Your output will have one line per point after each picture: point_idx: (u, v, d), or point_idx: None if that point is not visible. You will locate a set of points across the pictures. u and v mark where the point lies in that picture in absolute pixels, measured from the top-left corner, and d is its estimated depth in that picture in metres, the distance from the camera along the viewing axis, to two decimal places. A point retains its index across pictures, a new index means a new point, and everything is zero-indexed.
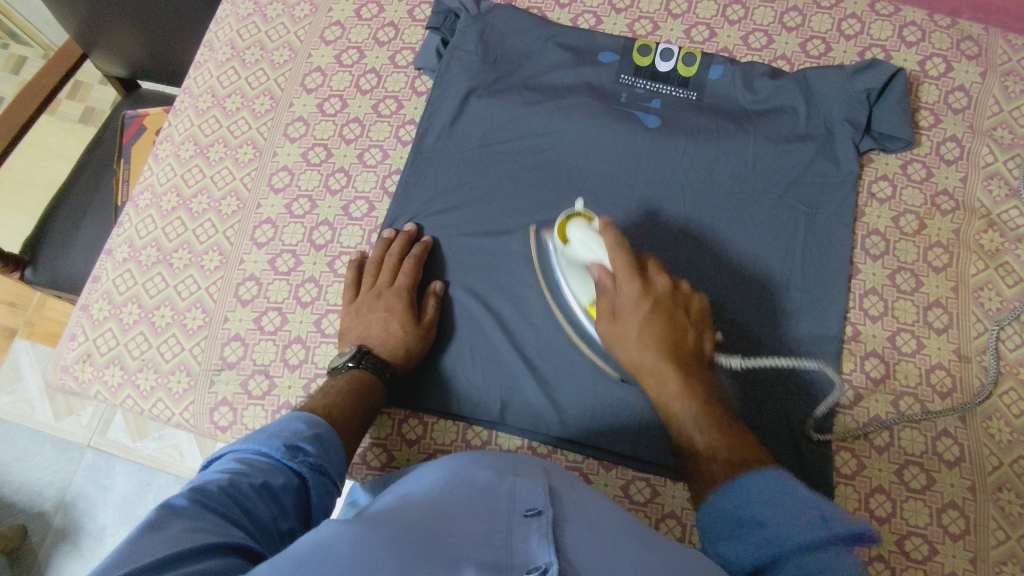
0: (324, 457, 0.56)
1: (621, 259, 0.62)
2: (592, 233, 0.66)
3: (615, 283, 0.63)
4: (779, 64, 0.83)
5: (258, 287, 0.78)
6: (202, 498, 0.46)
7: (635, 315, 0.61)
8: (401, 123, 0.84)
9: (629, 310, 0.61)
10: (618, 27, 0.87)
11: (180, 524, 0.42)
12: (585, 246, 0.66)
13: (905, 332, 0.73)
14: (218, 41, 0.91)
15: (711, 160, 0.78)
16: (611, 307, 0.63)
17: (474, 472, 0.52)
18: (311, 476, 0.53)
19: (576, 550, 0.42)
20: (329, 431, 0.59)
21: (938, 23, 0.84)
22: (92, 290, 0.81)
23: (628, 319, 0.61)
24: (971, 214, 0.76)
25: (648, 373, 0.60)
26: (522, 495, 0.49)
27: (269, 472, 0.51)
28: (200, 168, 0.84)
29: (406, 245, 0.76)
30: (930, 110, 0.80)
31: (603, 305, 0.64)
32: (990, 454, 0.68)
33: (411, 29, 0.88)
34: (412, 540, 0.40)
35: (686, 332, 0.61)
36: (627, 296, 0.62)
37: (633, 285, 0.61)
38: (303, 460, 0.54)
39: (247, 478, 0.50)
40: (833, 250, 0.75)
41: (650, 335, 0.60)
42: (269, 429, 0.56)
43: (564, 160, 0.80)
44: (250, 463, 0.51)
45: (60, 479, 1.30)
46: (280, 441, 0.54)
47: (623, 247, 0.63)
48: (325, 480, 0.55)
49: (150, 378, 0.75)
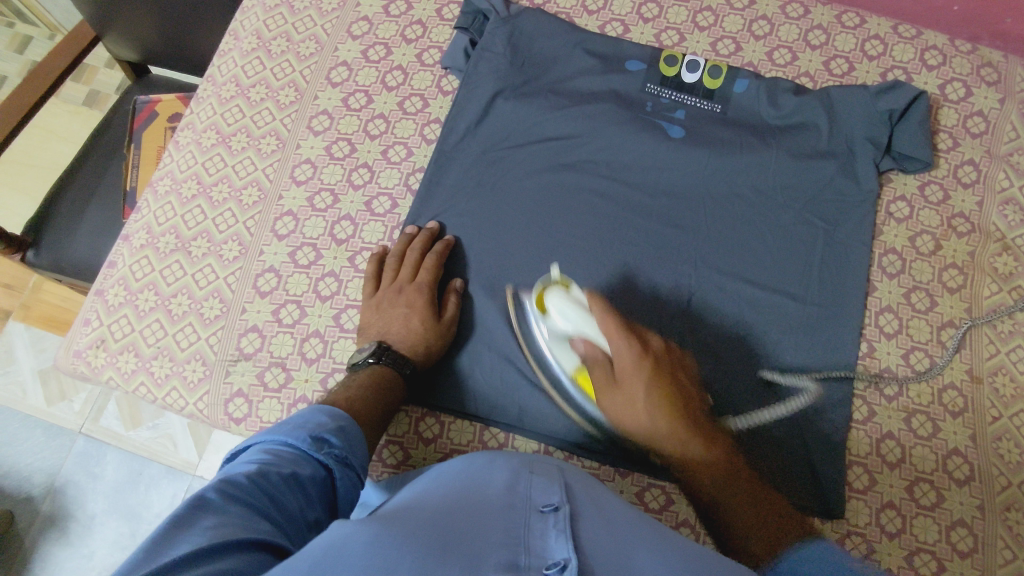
0: (347, 450, 0.55)
1: (613, 326, 0.63)
2: (574, 301, 0.67)
3: (607, 354, 0.64)
4: (802, 81, 0.84)
5: (277, 279, 0.77)
6: (230, 489, 0.45)
7: (637, 379, 0.60)
8: (426, 121, 0.84)
9: (631, 371, 0.61)
10: (646, 36, 0.88)
11: (209, 518, 0.42)
12: (566, 317, 0.67)
13: (919, 350, 0.74)
14: (244, 31, 0.90)
15: (734, 172, 0.79)
16: (610, 375, 0.62)
17: (489, 471, 0.52)
18: (337, 468, 0.53)
19: (594, 546, 0.43)
20: (352, 424, 0.58)
21: (959, 48, 0.85)
22: (107, 275, 0.80)
23: (629, 382, 0.60)
24: (986, 237, 0.78)
25: (668, 441, 0.58)
26: (538, 492, 0.49)
27: (297, 463, 0.51)
28: (221, 157, 0.83)
29: (429, 241, 0.76)
30: (949, 133, 0.82)
31: (600, 375, 0.63)
32: (999, 475, 0.69)
33: (439, 28, 0.89)
34: (429, 538, 0.40)
35: (687, 390, 0.62)
36: (626, 359, 0.61)
37: (631, 349, 0.61)
38: (328, 453, 0.54)
39: (276, 468, 0.49)
40: (852, 266, 0.76)
41: (660, 397, 0.59)
42: (293, 421, 0.56)
43: (586, 166, 0.80)
44: (276, 455, 0.51)
45: (51, 465, 1.28)
46: (304, 432, 0.53)
47: (610, 312, 0.64)
48: (349, 473, 0.55)
49: (165, 367, 0.74)
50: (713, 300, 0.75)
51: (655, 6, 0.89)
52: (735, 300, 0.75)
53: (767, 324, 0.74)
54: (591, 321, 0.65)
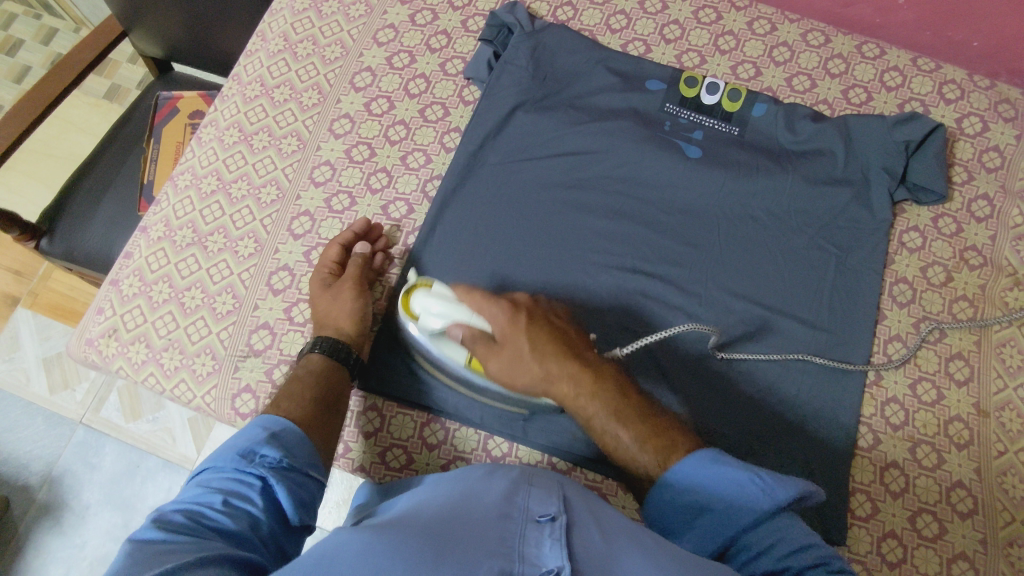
0: (285, 454, 0.54)
1: (477, 298, 0.64)
2: (441, 294, 0.66)
3: (483, 329, 0.64)
4: (820, 108, 0.85)
5: (291, 278, 0.78)
6: (169, 526, 0.46)
7: (518, 334, 0.62)
8: (446, 130, 0.85)
9: (511, 333, 0.62)
10: (667, 57, 0.89)
11: (154, 548, 0.43)
12: (436, 310, 0.65)
13: (926, 381, 0.74)
14: (271, 32, 0.92)
15: (747, 194, 0.79)
16: (492, 343, 0.63)
17: (488, 484, 0.52)
18: (272, 475, 0.52)
19: (590, 559, 0.43)
20: (290, 431, 0.58)
21: (977, 83, 0.86)
22: (123, 265, 0.80)
23: (515, 345, 0.62)
24: (998, 271, 0.78)
25: (559, 381, 0.61)
26: (535, 503, 0.49)
27: (231, 491, 0.51)
28: (242, 154, 0.84)
29: (354, 236, 0.77)
30: (964, 166, 0.82)
31: (483, 350, 0.63)
32: (1003, 510, 0.69)
33: (464, 39, 0.90)
34: (418, 546, 0.41)
35: (567, 334, 0.64)
36: (501, 324, 0.63)
37: (500, 310, 0.64)
38: (261, 463, 0.53)
39: (209, 505, 0.49)
40: (862, 294, 0.76)
41: (542, 347, 0.62)
42: (230, 440, 0.56)
43: (602, 182, 0.81)
44: (214, 487, 0.51)
45: (50, 453, 1.28)
46: (232, 452, 0.53)
47: (473, 290, 0.65)
48: (295, 477, 0.54)
49: (175, 359, 0.75)
50: (722, 322, 0.75)
51: (677, 28, 0.90)
52: (742, 322, 0.75)
53: (776, 345, 0.74)
54: (459, 306, 0.64)
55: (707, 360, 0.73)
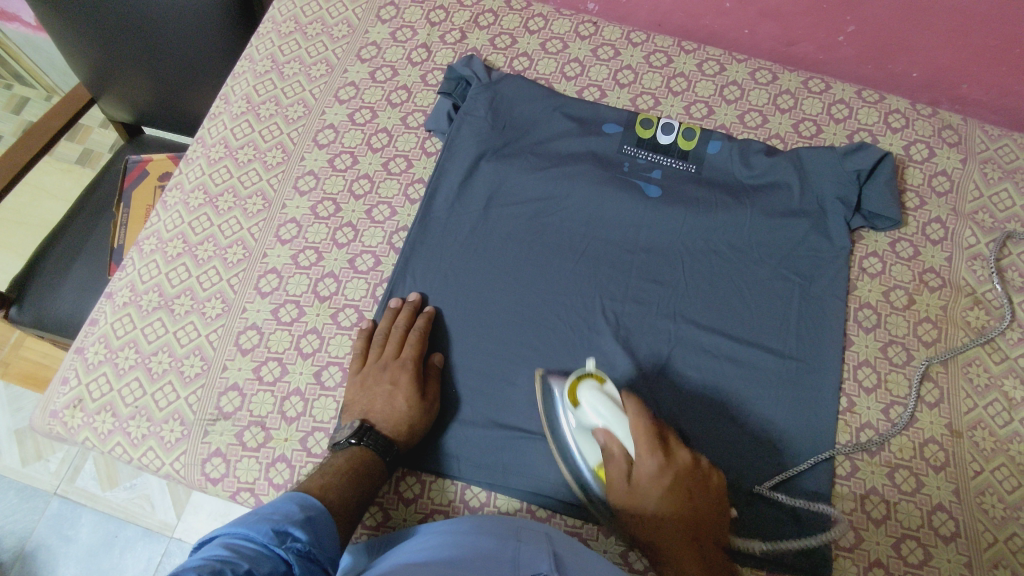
0: (314, 543, 0.54)
1: (642, 433, 0.62)
2: (605, 402, 0.65)
3: (625, 455, 0.64)
4: (773, 142, 0.88)
5: (259, 336, 0.78)
6: None
7: (651, 490, 0.61)
8: (410, 181, 0.87)
9: (646, 483, 0.61)
10: (622, 101, 0.91)
11: None
12: (594, 412, 0.66)
13: (897, 405, 0.74)
14: (234, 95, 0.93)
15: (710, 230, 0.81)
16: (626, 475, 0.63)
17: (478, 544, 0.52)
18: (298, 564, 0.51)
19: None
20: (322, 517, 0.57)
21: (920, 112, 0.89)
22: (89, 332, 0.80)
23: (642, 491, 0.62)
24: (957, 291, 0.80)
25: (663, 545, 0.60)
26: (527, 561, 0.49)
27: (256, 559, 0.48)
28: (207, 216, 0.85)
29: (427, 321, 0.76)
30: (916, 192, 0.85)
31: (615, 473, 0.64)
32: (986, 532, 0.68)
33: (424, 93, 0.92)
34: None
35: (702, 507, 0.61)
36: (645, 469, 0.62)
37: (652, 458, 0.61)
38: (290, 546, 0.52)
39: (233, 566, 0.46)
40: (827, 322, 0.77)
41: (673, 498, 0.60)
42: (260, 511, 0.55)
43: (568, 220, 0.82)
44: (239, 549, 0.49)
45: (21, 528, 1.24)
46: (267, 526, 0.52)
47: (642, 418, 0.63)
48: (313, 568, 0.52)
49: (142, 427, 0.74)
50: (692, 358, 0.75)
51: (630, 72, 0.93)
52: (713, 356, 0.75)
53: (748, 377, 0.74)
54: (621, 420, 0.64)
55: (682, 394, 0.73)
